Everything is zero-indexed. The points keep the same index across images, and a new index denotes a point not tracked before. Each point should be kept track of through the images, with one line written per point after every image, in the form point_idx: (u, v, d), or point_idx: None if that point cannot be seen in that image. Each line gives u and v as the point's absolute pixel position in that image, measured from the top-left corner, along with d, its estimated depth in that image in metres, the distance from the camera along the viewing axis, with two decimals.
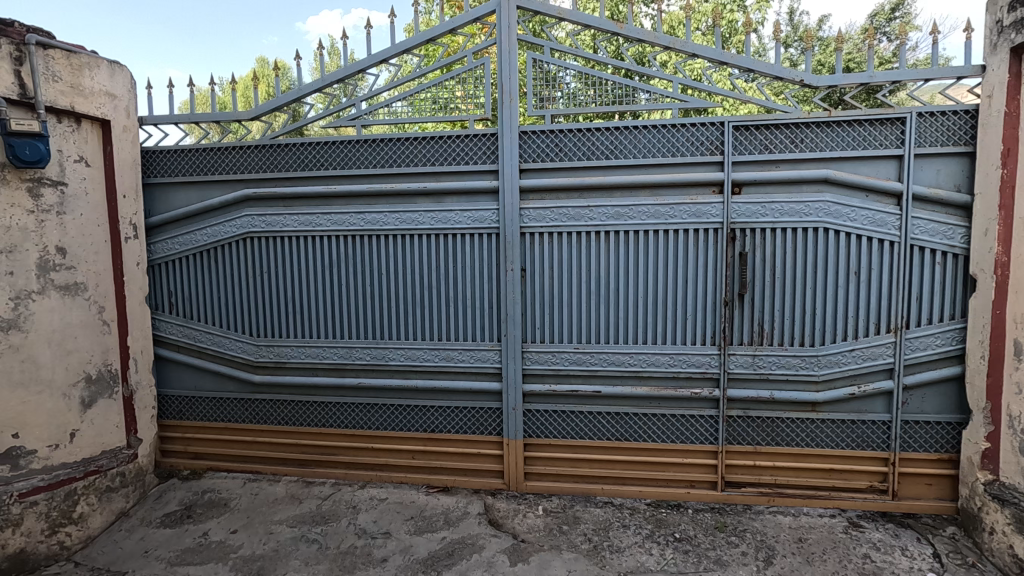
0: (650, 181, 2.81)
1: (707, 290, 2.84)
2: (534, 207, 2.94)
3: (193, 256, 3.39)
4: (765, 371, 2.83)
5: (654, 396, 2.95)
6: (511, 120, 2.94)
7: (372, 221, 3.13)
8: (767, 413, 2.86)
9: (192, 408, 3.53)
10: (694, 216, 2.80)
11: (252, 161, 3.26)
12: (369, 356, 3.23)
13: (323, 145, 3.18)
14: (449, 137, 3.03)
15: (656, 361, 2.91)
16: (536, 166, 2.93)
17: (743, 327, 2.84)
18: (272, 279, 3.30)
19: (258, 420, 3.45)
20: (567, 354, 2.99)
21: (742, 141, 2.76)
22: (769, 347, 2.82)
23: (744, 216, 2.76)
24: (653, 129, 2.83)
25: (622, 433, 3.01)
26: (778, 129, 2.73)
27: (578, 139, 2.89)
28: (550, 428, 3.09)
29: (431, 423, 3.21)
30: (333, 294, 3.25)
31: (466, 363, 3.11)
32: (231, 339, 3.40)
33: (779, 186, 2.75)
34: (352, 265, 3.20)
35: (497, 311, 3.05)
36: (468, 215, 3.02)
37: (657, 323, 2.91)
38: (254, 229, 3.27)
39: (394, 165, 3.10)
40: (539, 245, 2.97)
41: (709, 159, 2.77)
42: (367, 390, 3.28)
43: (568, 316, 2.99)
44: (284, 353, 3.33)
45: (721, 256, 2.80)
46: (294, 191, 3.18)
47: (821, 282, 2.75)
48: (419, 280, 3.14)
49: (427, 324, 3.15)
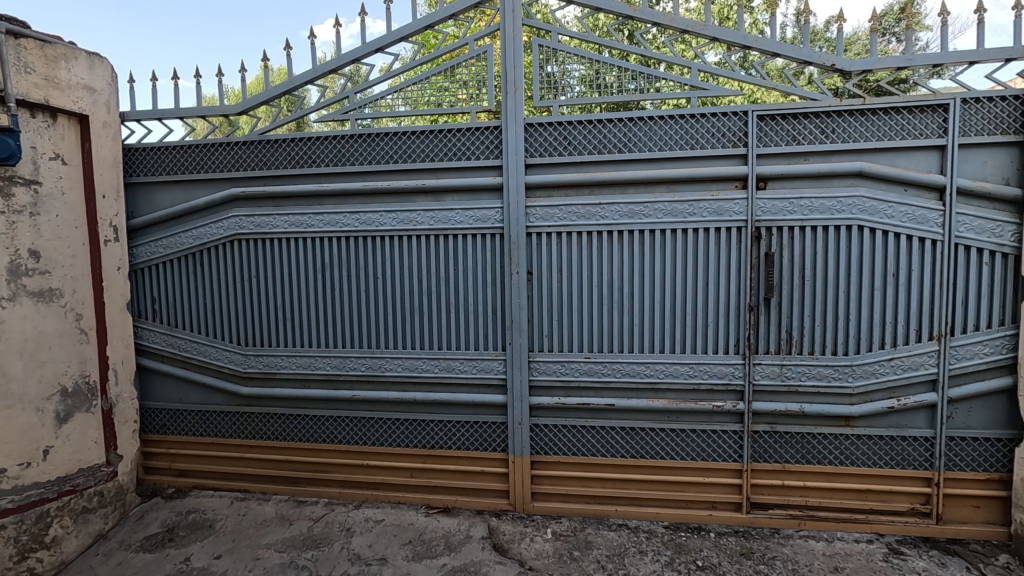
0: (667, 176, 2.59)
1: (730, 294, 2.61)
2: (541, 206, 2.72)
3: (178, 259, 3.18)
4: (794, 382, 2.59)
5: (672, 410, 2.71)
6: (515, 111, 2.71)
7: (367, 221, 2.92)
8: (796, 428, 2.62)
9: (176, 421, 3.31)
10: (715, 214, 2.57)
11: (239, 158, 3.06)
12: (363, 366, 3.01)
13: (315, 141, 2.97)
14: (449, 130, 2.82)
15: (675, 372, 2.68)
16: (543, 161, 2.72)
17: (769, 334, 2.60)
18: (261, 284, 3.09)
19: (247, 435, 3.23)
20: (577, 364, 2.76)
21: (768, 132, 2.53)
22: (798, 355, 2.58)
23: (770, 213, 2.53)
24: (670, 119, 2.61)
25: (638, 450, 2.77)
26: (807, 118, 2.51)
27: (587, 132, 2.68)
28: (559, 445, 2.85)
29: (430, 438, 2.99)
30: (326, 300, 3.04)
31: (469, 373, 2.88)
32: (217, 349, 3.18)
33: (808, 181, 2.52)
34: (345, 268, 2.98)
35: (501, 318, 2.83)
36: (469, 214, 2.81)
37: (675, 330, 2.68)
38: (242, 230, 3.06)
39: (390, 161, 2.89)
40: (547, 245, 2.75)
41: (731, 152, 2.54)
42: (362, 403, 3.06)
43: (578, 323, 2.76)
44: (273, 363, 3.12)
45: (745, 256, 2.57)
46: (283, 190, 2.97)
47: (856, 285, 2.51)
48: (417, 285, 2.92)
49: (426, 332, 2.93)
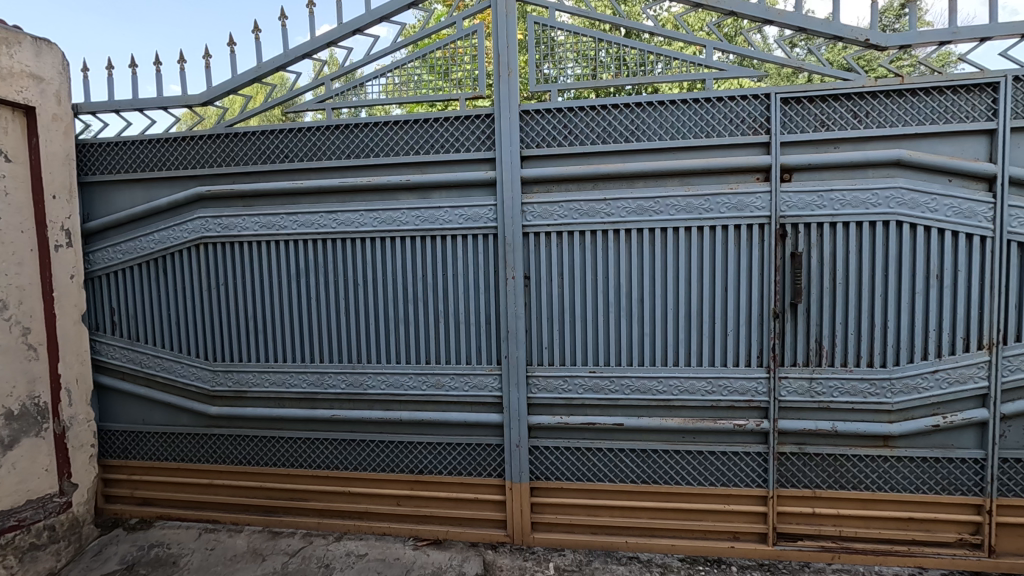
0: (679, 167, 2.31)
1: (752, 300, 2.33)
2: (538, 202, 2.44)
3: (137, 266, 2.87)
4: (825, 398, 2.30)
5: (687, 430, 2.42)
6: (509, 96, 2.44)
7: (345, 222, 2.63)
8: (828, 449, 2.33)
9: (139, 445, 2.99)
10: (734, 209, 2.29)
11: (205, 153, 2.77)
12: (343, 383, 2.71)
13: (288, 133, 2.68)
14: (436, 120, 2.54)
15: (690, 388, 2.39)
16: (540, 152, 2.43)
17: (797, 344, 2.32)
18: (231, 293, 2.79)
19: (216, 459, 2.92)
20: (580, 379, 2.47)
21: (793, 117, 2.26)
22: (830, 368, 2.29)
23: (796, 208, 2.25)
24: (681, 103, 2.32)
25: (649, 475, 2.48)
26: (837, 100, 2.23)
27: (590, 118, 2.39)
28: (561, 469, 2.56)
29: (418, 462, 2.69)
30: (301, 310, 2.74)
31: (460, 390, 2.59)
32: (183, 364, 2.87)
33: (839, 172, 2.25)
34: (322, 274, 2.69)
35: (496, 329, 2.54)
36: (459, 212, 2.52)
37: (690, 341, 2.39)
38: (208, 233, 2.76)
39: (370, 155, 2.60)
40: (546, 247, 2.47)
41: (752, 140, 2.27)
42: (342, 424, 2.76)
43: (581, 333, 2.47)
44: (244, 380, 2.81)
45: (769, 258, 2.28)
46: (254, 188, 2.68)
47: (895, 289, 2.23)
48: (402, 292, 2.63)
49: (411, 345, 2.63)
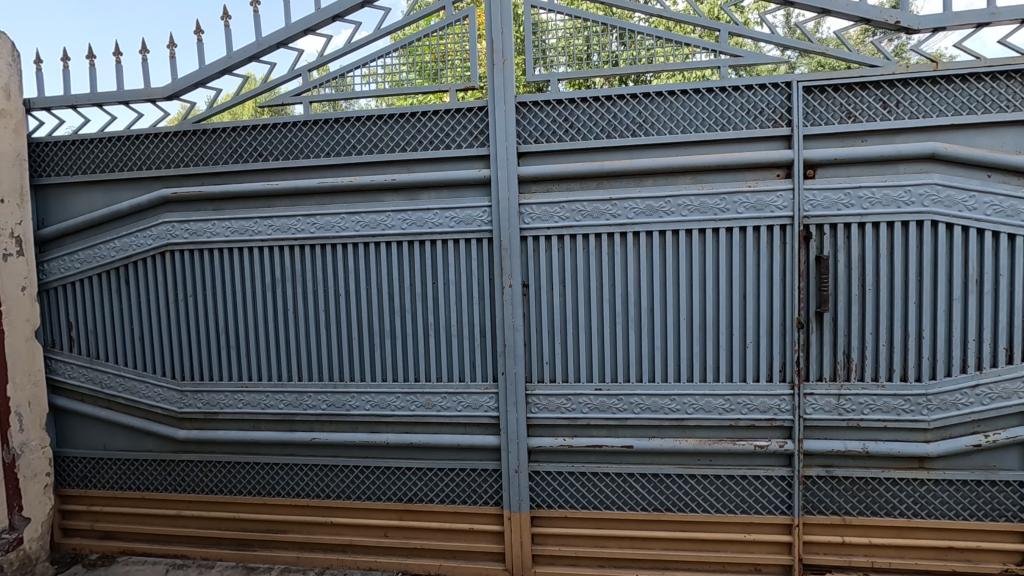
0: (692, 164, 2.10)
1: (774, 309, 2.12)
2: (537, 202, 2.22)
3: (96, 276, 2.60)
4: (854, 416, 2.10)
5: (703, 452, 2.20)
6: (504, 87, 2.21)
7: (325, 226, 2.39)
8: (858, 472, 2.12)
9: (99, 473, 2.71)
10: (753, 209, 2.08)
11: (170, 151, 2.51)
12: (324, 404, 2.46)
13: (261, 130, 2.45)
14: (424, 113, 2.31)
15: (706, 406, 2.17)
16: (539, 148, 2.21)
17: (823, 357, 2.11)
18: (201, 305, 2.54)
19: (185, 488, 2.65)
20: (586, 398, 2.25)
21: (817, 107, 2.06)
22: (860, 384, 2.09)
23: (821, 208, 2.05)
24: (694, 94, 2.11)
25: (661, 502, 2.26)
26: (865, 88, 2.03)
27: (594, 110, 2.18)
28: (564, 496, 2.33)
29: (407, 489, 2.45)
30: (278, 323, 2.50)
31: (453, 410, 2.36)
32: (147, 384, 2.61)
33: (867, 168, 2.05)
34: (300, 284, 2.45)
35: (492, 342, 2.31)
36: (450, 215, 2.29)
37: (705, 354, 2.17)
38: (175, 240, 2.51)
39: (352, 152, 2.37)
40: (546, 253, 2.24)
41: (772, 133, 2.06)
42: (324, 448, 2.51)
43: (586, 347, 2.24)
44: (215, 401, 2.55)
45: (792, 263, 2.08)
46: (224, 190, 2.44)
47: (930, 296, 2.03)
48: (388, 303, 2.39)
49: (398, 362, 2.39)
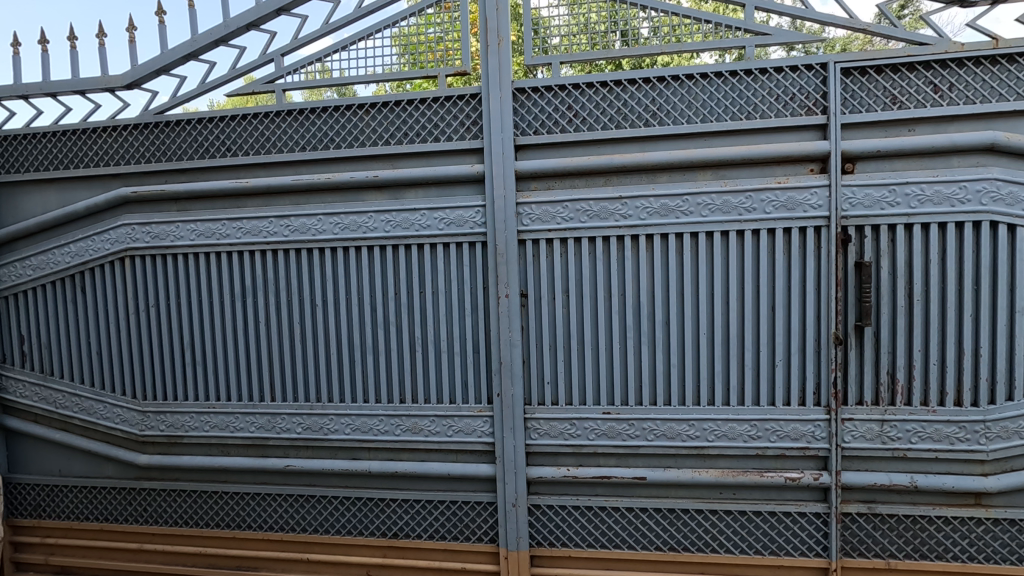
0: (713, 157, 1.84)
1: (807, 323, 1.86)
2: (536, 202, 1.96)
3: (51, 284, 2.35)
4: (901, 445, 1.83)
5: (726, 485, 1.94)
6: (499, 70, 1.96)
7: (300, 229, 2.14)
8: (904, 509, 1.86)
9: (54, 502, 2.46)
10: (783, 209, 1.82)
11: (130, 146, 2.26)
12: (299, 428, 2.20)
13: (230, 122, 2.19)
14: (410, 102, 2.06)
15: (730, 433, 1.91)
16: (538, 140, 1.96)
17: (862, 378, 1.85)
18: (163, 316, 2.28)
19: (148, 519, 2.39)
20: (592, 423, 1.98)
21: (856, 92, 1.80)
22: (907, 409, 1.82)
23: (861, 207, 1.79)
24: (715, 77, 1.86)
25: (678, 540, 2.00)
26: (912, 70, 1.77)
27: (601, 97, 1.92)
28: (568, 533, 2.06)
29: (392, 523, 2.19)
30: (248, 337, 2.24)
31: (443, 436, 2.10)
32: (106, 404, 2.34)
33: (915, 162, 1.79)
34: (272, 293, 2.19)
35: (487, 359, 2.06)
36: (439, 216, 2.04)
37: (728, 374, 1.91)
38: (134, 244, 2.25)
39: (331, 146, 2.12)
40: (547, 258, 1.99)
41: (805, 122, 1.81)
42: (299, 475, 2.26)
43: (592, 365, 1.98)
44: (179, 423, 2.30)
45: (829, 270, 1.82)
46: (188, 188, 2.19)
47: (988, 308, 1.77)
48: (370, 315, 2.14)
49: (381, 381, 2.13)
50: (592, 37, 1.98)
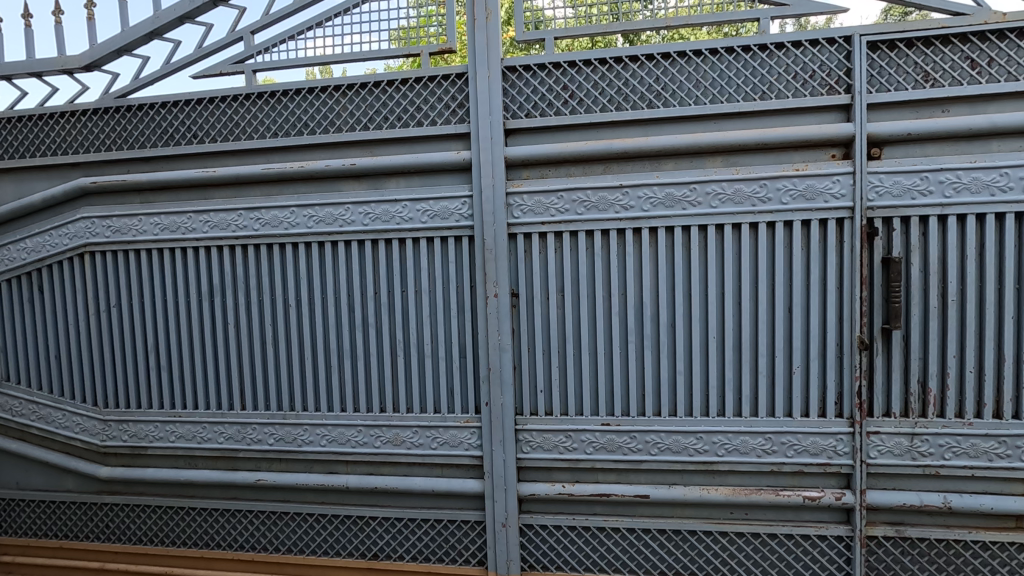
0: (724, 142, 1.66)
1: (829, 326, 1.67)
2: (528, 191, 1.78)
3: (6, 282, 2.17)
4: (934, 461, 1.64)
5: (738, 505, 1.76)
6: (487, 46, 1.78)
7: (271, 222, 1.96)
8: (937, 533, 1.67)
9: (12, 517, 2.28)
10: (802, 198, 1.64)
11: (89, 133, 2.08)
12: (271, 439, 2.03)
13: (197, 106, 2.02)
14: (390, 82, 1.88)
15: (742, 447, 1.73)
16: (530, 124, 1.78)
17: (889, 387, 1.67)
18: (125, 318, 2.10)
19: (111, 536, 2.21)
20: (590, 435, 1.80)
21: (884, 69, 1.62)
22: (940, 422, 1.63)
23: (890, 196, 1.61)
24: (726, 53, 1.67)
25: (684, 564, 1.82)
26: (947, 43, 1.58)
27: (600, 75, 1.74)
28: (564, 555, 1.88)
29: (373, 542, 2.02)
30: (216, 341, 2.06)
31: (426, 448, 1.92)
32: (65, 412, 2.17)
33: (949, 146, 1.61)
34: (242, 293, 2.01)
35: (474, 365, 1.88)
36: (422, 207, 1.86)
37: (740, 382, 1.73)
38: (94, 239, 2.07)
39: (305, 132, 1.94)
40: (541, 255, 1.81)
41: (826, 102, 1.62)
42: (272, 490, 2.08)
43: (591, 372, 1.80)
44: (143, 433, 2.12)
45: (854, 267, 1.64)
46: (151, 179, 2.02)
47: None
48: (348, 316, 1.95)
49: (360, 389, 1.96)
50: (590, 10, 1.80)
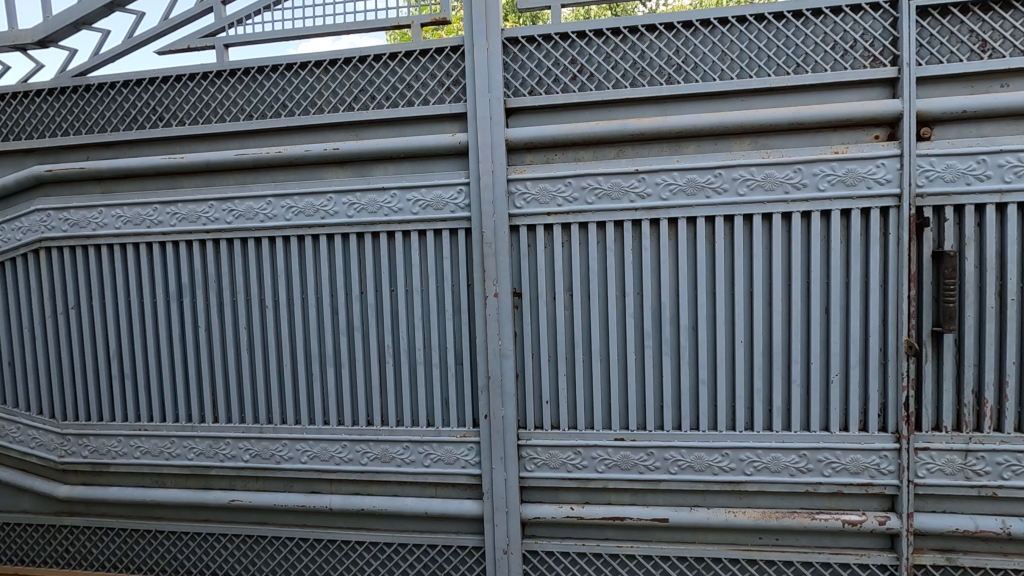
0: (753, 121, 1.47)
1: (872, 329, 1.48)
2: (532, 178, 1.59)
3: None
4: (992, 482, 1.45)
5: (768, 529, 1.57)
6: (486, 15, 1.58)
7: (245, 214, 1.76)
8: (993, 561, 1.48)
9: None
10: (842, 185, 1.45)
11: (45, 116, 1.88)
12: (247, 455, 1.83)
13: (163, 85, 1.82)
14: (377, 57, 1.68)
15: (773, 466, 1.54)
16: (534, 103, 1.59)
17: (940, 398, 1.48)
18: (84, 321, 1.90)
19: (72, 561, 2.01)
20: (602, 451, 1.61)
21: (934, 37, 1.43)
22: (999, 437, 1.45)
23: (941, 181, 1.42)
24: (755, 20, 1.48)
25: None
26: (1007, 8, 1.40)
27: (613, 47, 1.55)
28: None
29: (359, 569, 1.82)
30: (184, 346, 1.86)
31: (418, 465, 1.72)
32: (20, 426, 1.96)
33: (1007, 126, 1.42)
34: (214, 292, 1.81)
35: (472, 373, 1.68)
36: (412, 197, 1.66)
37: (771, 392, 1.54)
38: (50, 233, 1.87)
39: (282, 114, 1.74)
40: (546, 249, 1.61)
41: (869, 76, 1.44)
42: (248, 511, 1.88)
43: (602, 382, 1.61)
44: (105, 449, 1.92)
45: (901, 263, 1.45)
46: (112, 166, 1.82)
47: None
48: (330, 319, 1.75)
49: (344, 399, 1.76)
50: None
